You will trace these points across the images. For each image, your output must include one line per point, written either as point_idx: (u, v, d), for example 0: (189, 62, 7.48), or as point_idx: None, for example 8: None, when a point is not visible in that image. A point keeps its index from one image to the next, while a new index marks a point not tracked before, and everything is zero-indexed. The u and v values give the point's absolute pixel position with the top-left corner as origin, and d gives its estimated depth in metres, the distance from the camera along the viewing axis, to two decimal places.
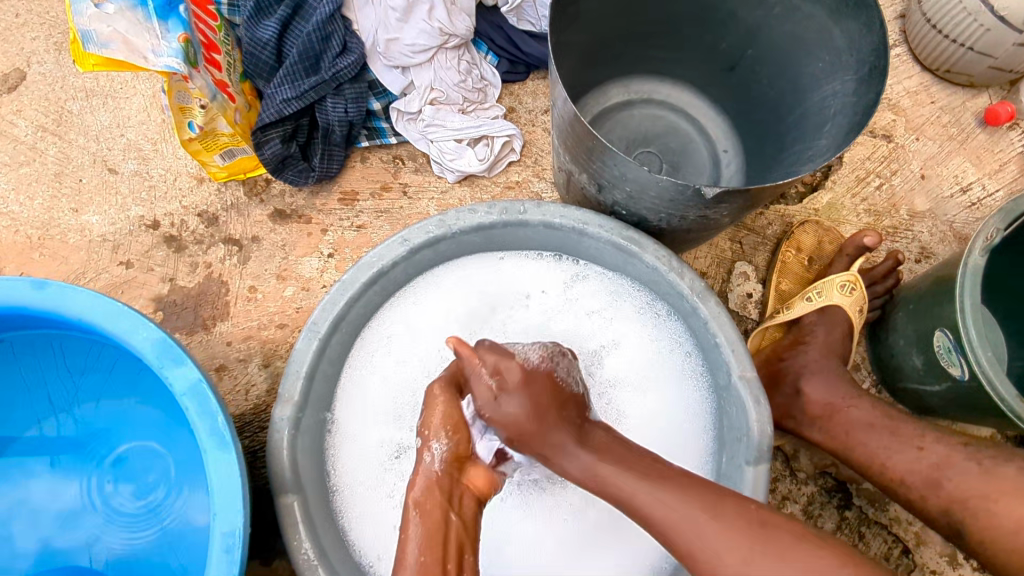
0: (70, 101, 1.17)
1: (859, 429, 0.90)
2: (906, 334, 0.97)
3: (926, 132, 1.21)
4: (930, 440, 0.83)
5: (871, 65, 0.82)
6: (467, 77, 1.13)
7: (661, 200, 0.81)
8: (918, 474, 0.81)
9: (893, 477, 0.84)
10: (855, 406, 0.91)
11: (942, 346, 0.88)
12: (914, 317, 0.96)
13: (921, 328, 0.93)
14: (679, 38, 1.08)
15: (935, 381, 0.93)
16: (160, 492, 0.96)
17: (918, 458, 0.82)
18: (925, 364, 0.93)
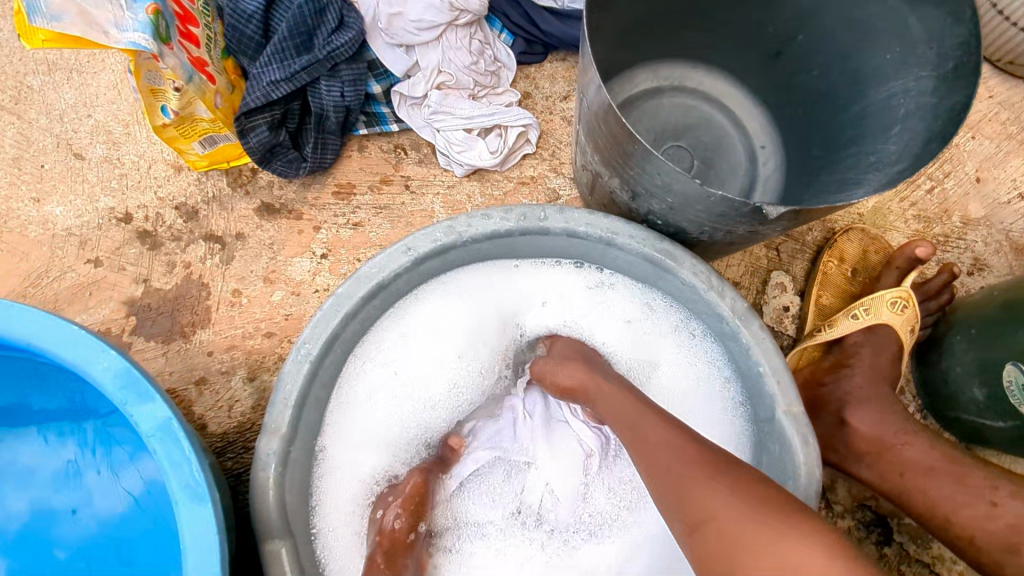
0: (29, 75, 1.04)
1: (916, 472, 0.80)
2: (964, 362, 0.88)
3: (983, 130, 1.10)
4: (1005, 495, 0.75)
5: (956, 61, 0.70)
6: (479, 59, 1.00)
7: (708, 214, 0.70)
8: (993, 535, 0.74)
9: (961, 535, 0.76)
10: (910, 444, 0.83)
11: (1014, 380, 0.79)
12: (976, 344, 0.86)
13: (984, 358, 0.84)
14: (720, 19, 0.95)
15: (998, 416, 0.83)
16: (150, 466, 0.86)
17: (990, 515, 0.74)
18: (988, 397, 0.84)
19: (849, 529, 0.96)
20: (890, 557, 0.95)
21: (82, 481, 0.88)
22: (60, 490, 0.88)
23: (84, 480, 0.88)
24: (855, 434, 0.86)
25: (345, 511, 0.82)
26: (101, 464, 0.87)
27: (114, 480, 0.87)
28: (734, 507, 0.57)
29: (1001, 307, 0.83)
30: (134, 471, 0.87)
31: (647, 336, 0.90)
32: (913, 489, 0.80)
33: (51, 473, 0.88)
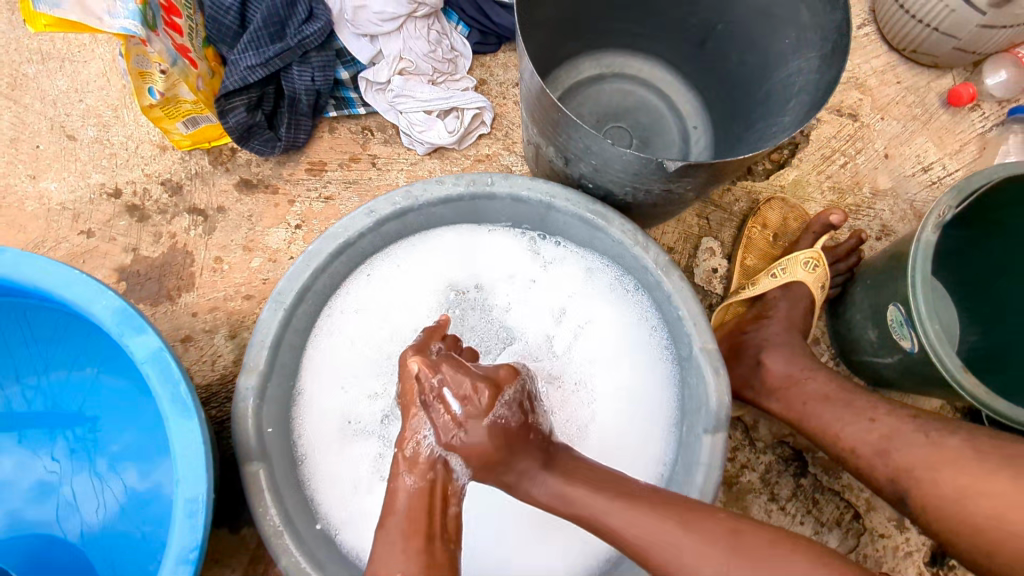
0: (25, 64, 1.13)
1: (815, 400, 0.92)
2: (862, 309, 1.00)
3: (891, 112, 1.23)
4: (882, 412, 0.86)
5: (834, 42, 0.82)
6: (437, 48, 1.11)
7: (625, 173, 0.82)
8: (868, 443, 0.84)
9: (846, 448, 0.87)
10: (811, 379, 0.95)
11: (895, 319, 0.91)
12: (870, 292, 0.99)
13: (876, 303, 0.96)
14: (650, 12, 1.07)
15: (887, 353, 0.96)
16: (133, 470, 0.95)
17: (870, 429, 0.85)
18: (878, 338, 0.97)
19: (770, 463, 1.08)
20: (805, 486, 1.07)
21: (62, 493, 0.96)
22: (39, 502, 0.95)
23: (65, 490, 0.96)
24: (767, 372, 0.98)
25: (320, 453, 0.92)
26: (85, 472, 0.96)
27: (96, 488, 0.95)
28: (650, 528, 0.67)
29: (890, 259, 0.96)
30: (116, 478, 0.95)
31: (590, 296, 1.01)
32: (811, 415, 0.92)
33: (30, 488, 0.96)
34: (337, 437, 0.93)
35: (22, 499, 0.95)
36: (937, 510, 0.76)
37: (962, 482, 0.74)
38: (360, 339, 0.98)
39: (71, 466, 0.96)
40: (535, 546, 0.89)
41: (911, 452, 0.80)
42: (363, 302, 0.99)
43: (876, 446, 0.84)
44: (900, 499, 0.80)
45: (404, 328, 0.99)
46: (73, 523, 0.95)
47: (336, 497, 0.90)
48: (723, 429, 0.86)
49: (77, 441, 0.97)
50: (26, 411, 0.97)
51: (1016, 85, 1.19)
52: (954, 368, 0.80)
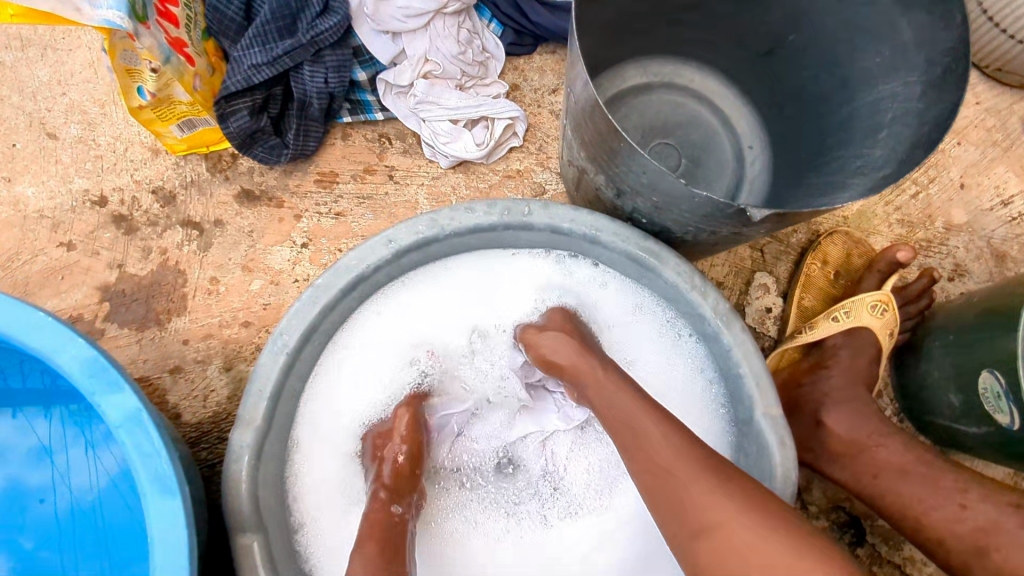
0: (2, 51, 1.00)
1: (890, 475, 0.81)
2: (942, 368, 0.89)
3: (969, 137, 1.10)
4: (975, 498, 0.76)
5: (945, 67, 0.70)
6: (467, 48, 0.98)
7: (693, 214, 0.70)
8: (961, 538, 0.74)
9: (931, 537, 0.77)
10: (884, 445, 0.83)
11: (988, 388, 0.80)
12: (953, 350, 0.87)
13: (962, 364, 0.85)
14: (712, 16, 0.94)
15: (973, 422, 0.85)
16: None
17: (960, 516, 0.75)
18: (963, 404, 0.85)
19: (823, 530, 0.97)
20: (862, 558, 0.96)
21: (54, 460, 0.86)
22: (33, 469, 0.86)
23: (56, 458, 0.86)
24: (829, 430, 0.87)
25: (327, 513, 0.81)
26: (78, 443, 0.86)
27: (90, 460, 0.86)
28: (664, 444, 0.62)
29: (980, 314, 0.84)
30: (112, 450, 0.86)
31: (632, 335, 0.89)
32: (885, 490, 0.81)
33: (24, 452, 0.86)
34: (346, 491, 0.82)
35: (17, 463, 0.85)
36: None
37: None
38: (374, 379, 0.86)
39: (63, 437, 0.86)
40: None
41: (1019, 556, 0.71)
42: (375, 338, 0.87)
43: (971, 542, 0.74)
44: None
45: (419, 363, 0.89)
46: (66, 494, 0.85)
47: (343, 555, 0.80)
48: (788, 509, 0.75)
49: (70, 431, 0.86)
50: (18, 385, 0.85)
51: None
52: None
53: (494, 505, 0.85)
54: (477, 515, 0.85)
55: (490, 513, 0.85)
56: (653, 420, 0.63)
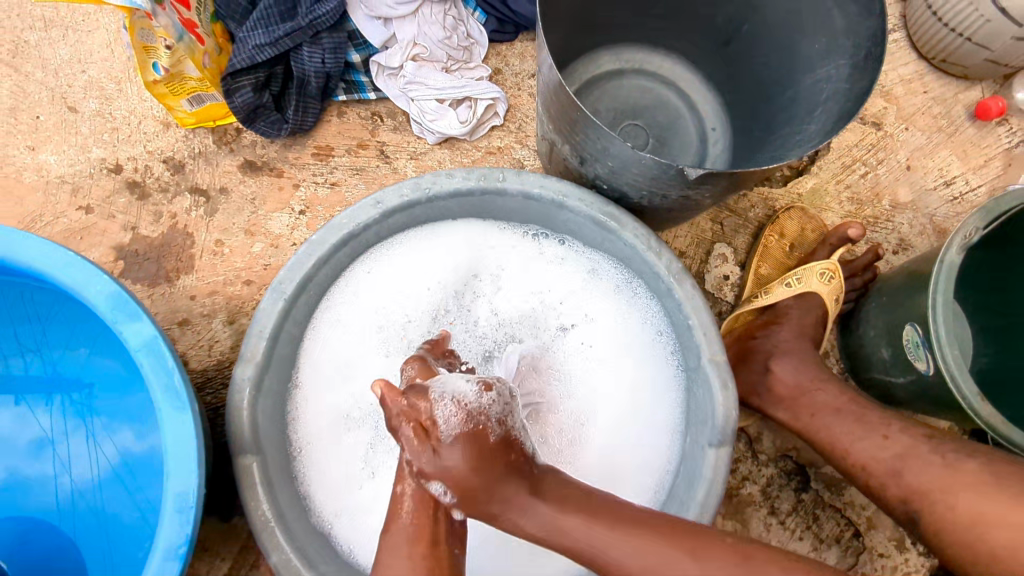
0: (27, 30, 1.10)
1: (826, 412, 0.91)
2: (876, 326, 0.98)
3: (916, 123, 1.19)
4: (896, 430, 0.85)
5: (868, 51, 0.79)
6: (452, 34, 1.08)
7: (644, 178, 0.79)
8: (880, 462, 0.83)
9: (857, 463, 0.86)
10: (822, 389, 0.93)
11: (911, 339, 0.89)
12: (886, 309, 0.96)
13: (892, 321, 0.94)
14: (675, 8, 1.03)
15: (901, 372, 0.94)
16: (127, 432, 0.95)
17: (882, 446, 0.84)
18: (892, 357, 0.94)
19: (772, 476, 1.06)
20: (806, 502, 1.06)
21: (55, 450, 0.96)
22: (32, 460, 0.95)
23: (57, 448, 0.95)
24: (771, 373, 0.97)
25: (317, 444, 0.91)
26: (78, 431, 0.95)
27: (88, 449, 0.95)
28: (652, 556, 0.64)
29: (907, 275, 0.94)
30: (110, 440, 0.95)
31: (593, 293, 0.98)
32: (821, 427, 0.91)
33: (25, 444, 0.96)
34: (334, 424, 0.92)
35: (19, 455, 0.95)
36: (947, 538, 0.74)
37: (977, 508, 0.72)
38: (360, 327, 0.96)
39: (65, 426, 0.96)
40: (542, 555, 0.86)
41: (923, 474, 0.78)
42: (364, 293, 0.96)
43: (889, 465, 0.82)
44: (911, 521, 0.79)
45: (403, 318, 0.97)
46: (66, 482, 0.94)
47: (330, 484, 0.89)
48: (727, 443, 0.84)
49: (68, 428, 0.96)
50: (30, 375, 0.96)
51: None
52: (971, 395, 0.78)
53: None
54: None
55: None
56: (622, 541, 0.65)
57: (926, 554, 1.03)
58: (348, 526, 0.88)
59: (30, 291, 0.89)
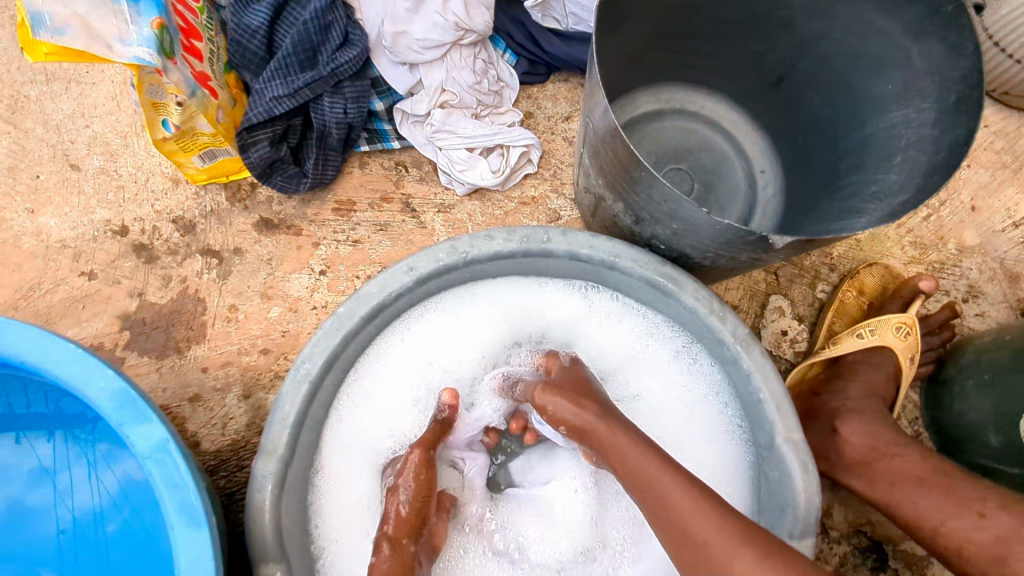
0: (27, 85, 1.02)
1: (907, 482, 0.79)
2: (979, 408, 0.87)
3: (978, 159, 1.11)
4: (993, 507, 0.73)
5: (959, 94, 0.71)
6: (483, 79, 1.00)
7: (713, 240, 0.71)
8: (979, 545, 0.71)
9: (949, 546, 0.74)
10: (901, 455, 0.82)
11: None
12: (989, 389, 0.86)
13: (999, 405, 0.83)
14: (722, 46, 0.96)
15: (1014, 465, 0.83)
16: (131, 456, 0.84)
17: (979, 526, 0.72)
18: (1002, 446, 0.84)
19: (845, 555, 0.96)
20: None
21: (55, 480, 0.85)
22: (33, 491, 0.84)
23: (59, 479, 0.84)
24: (846, 446, 0.86)
25: (346, 541, 0.81)
26: (79, 460, 0.85)
27: (91, 481, 0.84)
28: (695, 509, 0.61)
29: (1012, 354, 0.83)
30: (112, 469, 0.84)
31: (646, 362, 0.89)
32: (902, 499, 0.79)
33: (24, 473, 0.85)
34: (364, 515, 0.82)
35: (19, 484, 0.84)
36: None
37: None
38: (392, 405, 0.86)
39: (66, 455, 0.85)
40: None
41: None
42: (397, 365, 0.87)
43: (990, 548, 0.71)
44: None
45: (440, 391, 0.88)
46: (70, 510, 0.84)
47: None
48: (812, 534, 0.74)
49: (70, 458, 0.85)
50: (15, 419, 0.85)
51: None
52: None
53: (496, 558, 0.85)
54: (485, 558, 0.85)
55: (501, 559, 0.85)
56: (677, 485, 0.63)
57: None
58: None
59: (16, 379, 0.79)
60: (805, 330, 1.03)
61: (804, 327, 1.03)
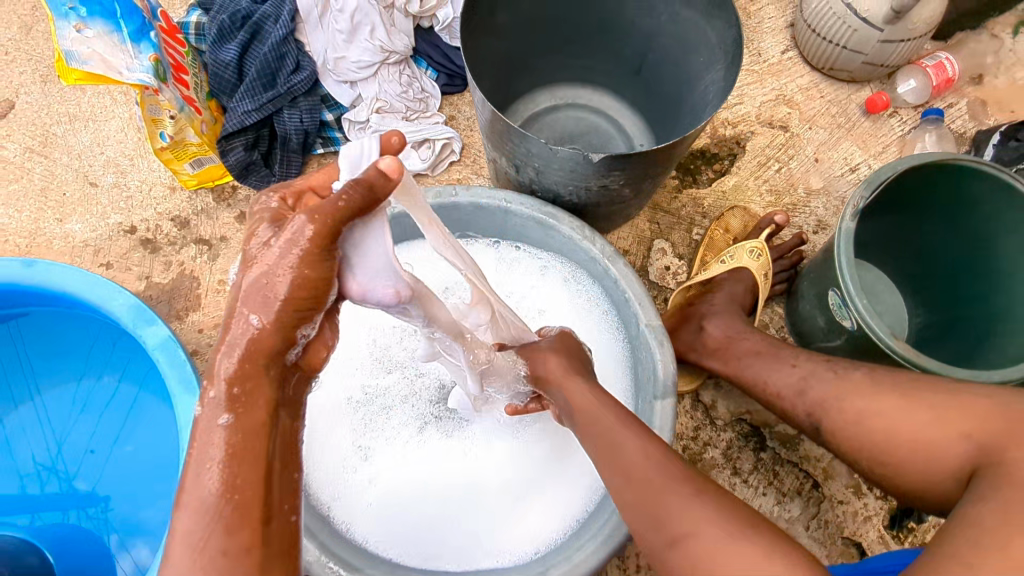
0: (54, 125, 1.30)
1: (749, 356, 1.01)
2: (810, 299, 1.12)
3: (818, 122, 1.38)
4: (802, 358, 0.95)
5: (734, 54, 0.97)
6: (409, 89, 1.28)
7: (565, 172, 0.96)
8: (790, 385, 0.93)
9: (774, 393, 0.96)
10: (747, 339, 1.04)
11: (834, 302, 1.02)
12: (813, 283, 1.10)
13: (819, 292, 1.08)
14: (590, 48, 1.24)
15: (836, 338, 1.06)
16: (142, 545, 1.01)
17: (791, 373, 0.94)
18: (826, 323, 1.08)
19: (731, 440, 1.16)
20: (766, 460, 1.15)
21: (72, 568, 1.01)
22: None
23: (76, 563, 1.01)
24: (709, 340, 1.08)
25: (314, 437, 1.02)
26: (95, 547, 1.02)
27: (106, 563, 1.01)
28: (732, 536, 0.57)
29: (824, 251, 1.08)
30: (126, 555, 1.01)
31: (547, 289, 1.14)
32: (744, 368, 1.01)
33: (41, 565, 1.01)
34: (328, 416, 1.04)
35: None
36: (845, 440, 0.84)
37: (861, 406, 0.83)
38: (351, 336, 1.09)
39: (83, 540, 1.03)
40: (516, 509, 0.97)
41: (822, 387, 0.88)
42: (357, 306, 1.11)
43: (795, 387, 0.92)
44: (818, 430, 0.88)
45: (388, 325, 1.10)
46: None
47: (327, 474, 0.99)
48: (671, 396, 0.92)
49: (87, 544, 1.02)
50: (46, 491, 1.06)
51: (924, 92, 1.34)
52: (885, 336, 0.91)
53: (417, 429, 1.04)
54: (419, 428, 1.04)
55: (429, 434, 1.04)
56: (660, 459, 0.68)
57: (882, 495, 1.12)
58: (343, 510, 0.97)
59: (68, 317, 1.09)
60: (684, 266, 1.28)
61: (684, 262, 1.28)
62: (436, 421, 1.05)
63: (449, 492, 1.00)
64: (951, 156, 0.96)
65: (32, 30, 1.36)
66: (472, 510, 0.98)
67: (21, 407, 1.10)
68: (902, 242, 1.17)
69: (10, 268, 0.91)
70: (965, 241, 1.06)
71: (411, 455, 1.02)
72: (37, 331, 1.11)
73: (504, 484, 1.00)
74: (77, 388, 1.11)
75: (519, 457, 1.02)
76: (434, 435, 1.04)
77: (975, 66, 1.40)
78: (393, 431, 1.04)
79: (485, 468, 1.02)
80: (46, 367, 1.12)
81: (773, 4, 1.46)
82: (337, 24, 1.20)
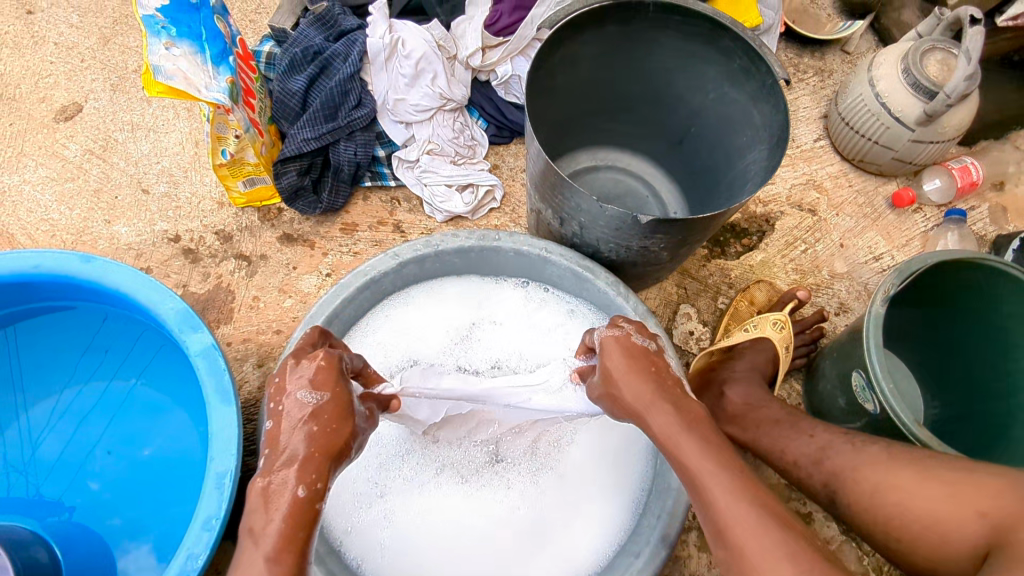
0: (117, 132, 1.36)
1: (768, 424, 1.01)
2: (832, 379, 1.14)
3: (845, 210, 1.43)
4: (820, 430, 0.95)
5: (777, 137, 1.03)
6: (460, 135, 1.34)
7: (609, 229, 1.01)
8: (808, 455, 0.93)
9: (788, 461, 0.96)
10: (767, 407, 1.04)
11: (859, 383, 1.04)
12: (837, 363, 1.12)
13: (842, 372, 1.10)
14: (634, 115, 1.30)
15: (857, 419, 1.08)
16: (133, 556, 1.00)
17: (809, 443, 0.94)
18: (848, 403, 1.09)
19: None
20: None
21: None
22: None
23: None
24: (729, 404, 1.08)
25: None
26: (81, 555, 1.00)
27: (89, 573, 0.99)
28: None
29: (848, 332, 1.10)
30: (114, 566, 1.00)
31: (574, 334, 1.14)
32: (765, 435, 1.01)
33: None
34: None
35: None
36: (859, 517, 0.85)
37: (878, 479, 0.84)
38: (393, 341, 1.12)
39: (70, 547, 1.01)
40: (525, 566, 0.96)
41: (840, 458, 0.89)
42: (398, 320, 1.14)
43: (813, 456, 0.93)
44: (833, 502, 0.89)
45: (424, 338, 1.13)
46: None
47: (342, 509, 0.98)
48: None
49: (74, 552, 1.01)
50: (45, 491, 1.05)
51: (949, 192, 1.40)
52: (909, 422, 0.92)
53: (430, 468, 1.02)
54: (433, 469, 1.02)
55: (444, 476, 1.02)
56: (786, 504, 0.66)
57: None
58: (356, 548, 0.96)
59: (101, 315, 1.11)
60: (707, 331, 1.31)
61: (707, 329, 1.31)
62: (455, 467, 1.02)
63: (459, 538, 0.98)
64: (977, 254, 1.00)
65: (110, 42, 1.44)
66: (478, 563, 0.96)
67: (41, 404, 1.11)
68: (926, 330, 1.20)
69: (68, 262, 0.98)
70: (985, 336, 1.08)
71: (424, 495, 1.00)
72: (67, 327, 1.13)
73: (516, 537, 0.98)
74: (93, 390, 1.12)
75: (531, 507, 1.00)
76: (450, 480, 1.01)
77: (998, 173, 1.47)
78: (410, 473, 1.01)
79: (496, 521, 0.99)
80: (71, 363, 1.13)
81: (809, 95, 1.54)
82: (402, 68, 1.27)
